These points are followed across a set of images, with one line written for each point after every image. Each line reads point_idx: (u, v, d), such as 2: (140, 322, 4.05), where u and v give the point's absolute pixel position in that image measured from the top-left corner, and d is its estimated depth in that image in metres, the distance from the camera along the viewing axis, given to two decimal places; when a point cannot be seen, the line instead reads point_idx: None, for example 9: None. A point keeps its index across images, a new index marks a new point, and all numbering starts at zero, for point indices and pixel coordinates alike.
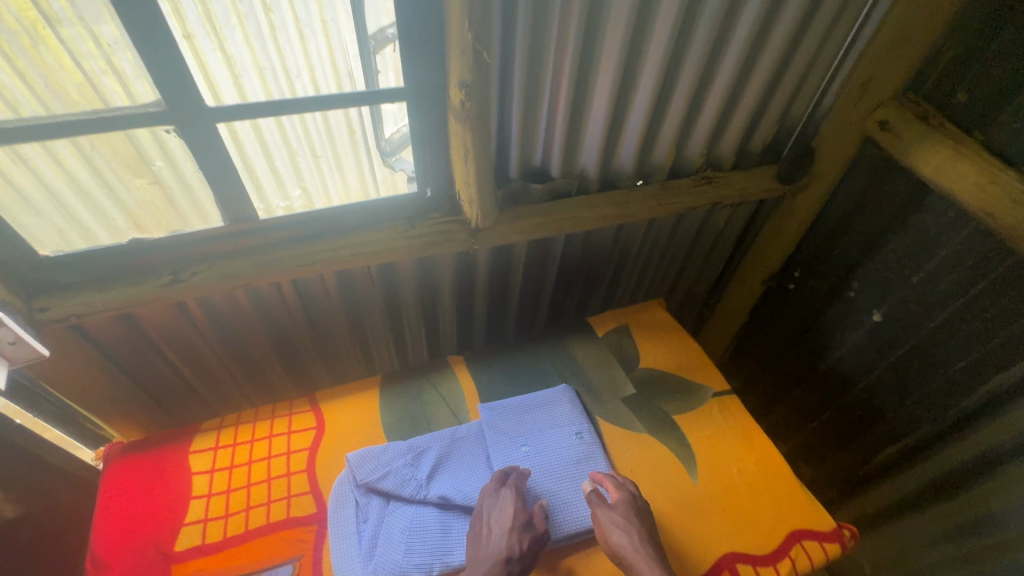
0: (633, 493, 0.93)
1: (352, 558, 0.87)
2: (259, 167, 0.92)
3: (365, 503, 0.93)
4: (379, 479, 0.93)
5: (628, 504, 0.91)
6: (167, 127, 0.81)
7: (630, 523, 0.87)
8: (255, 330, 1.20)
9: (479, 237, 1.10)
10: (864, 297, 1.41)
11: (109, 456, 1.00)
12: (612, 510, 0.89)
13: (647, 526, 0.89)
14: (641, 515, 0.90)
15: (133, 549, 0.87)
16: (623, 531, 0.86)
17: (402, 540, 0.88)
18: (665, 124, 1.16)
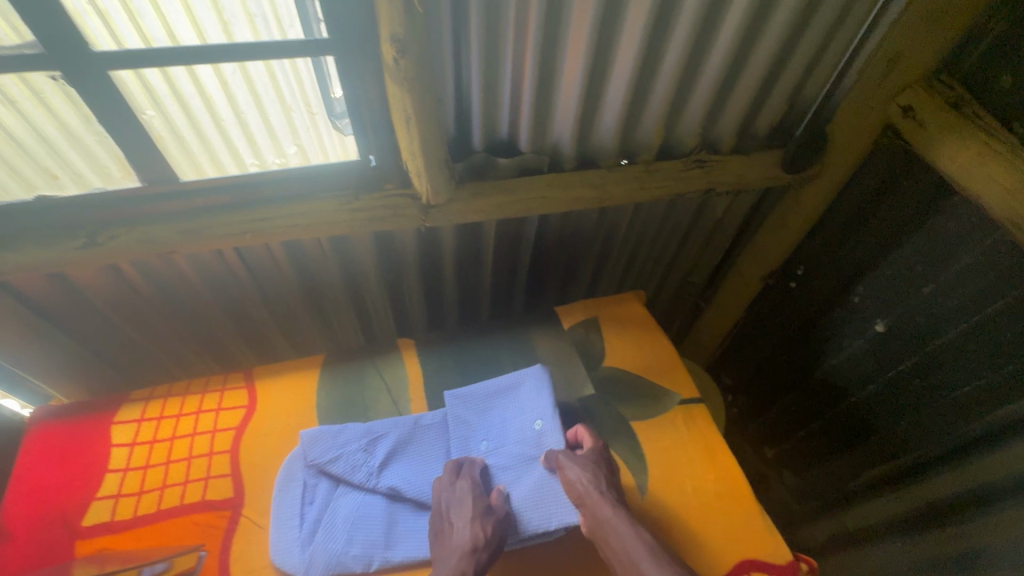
0: (592, 443, 0.87)
1: (290, 542, 0.83)
2: (184, 125, 0.83)
3: (313, 485, 0.89)
4: (329, 462, 0.88)
5: (590, 456, 0.85)
6: (53, 72, 0.73)
7: (587, 469, 0.82)
8: (204, 300, 1.13)
9: (431, 213, 1.00)
10: (868, 303, 1.27)
11: (34, 419, 0.96)
12: (568, 461, 0.83)
13: (608, 472, 0.83)
14: (601, 462, 0.84)
15: (41, 520, 0.84)
16: (581, 476, 0.81)
17: (345, 529, 0.83)
18: (651, 100, 1.03)
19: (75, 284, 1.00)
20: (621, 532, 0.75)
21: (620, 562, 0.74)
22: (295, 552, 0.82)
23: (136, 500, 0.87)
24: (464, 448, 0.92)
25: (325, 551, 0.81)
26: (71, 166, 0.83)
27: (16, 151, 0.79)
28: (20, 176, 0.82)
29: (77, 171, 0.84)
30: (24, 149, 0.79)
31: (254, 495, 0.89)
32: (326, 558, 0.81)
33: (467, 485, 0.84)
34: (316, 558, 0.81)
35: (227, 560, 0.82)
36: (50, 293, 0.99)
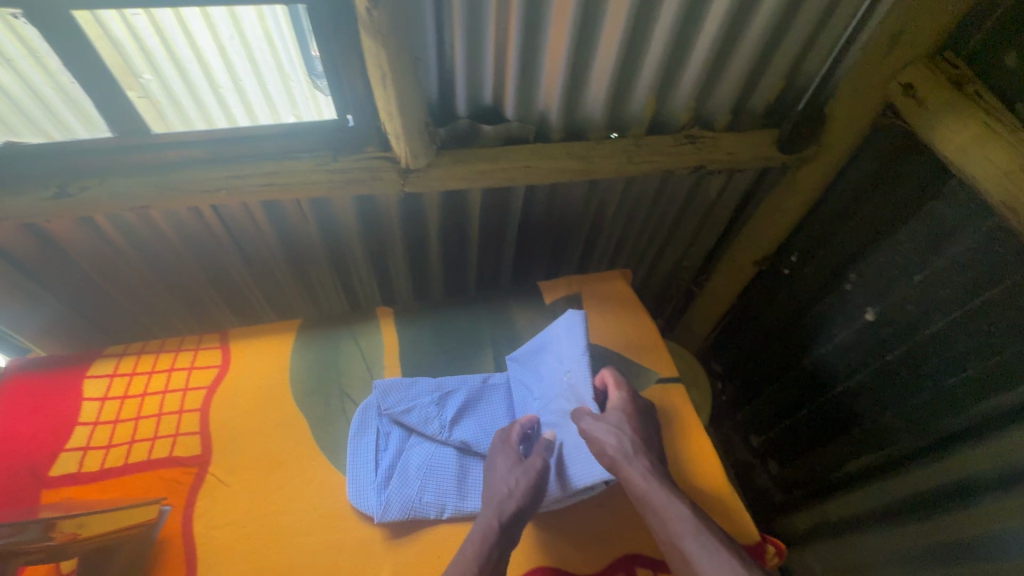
0: (620, 402, 0.88)
1: (366, 486, 0.85)
2: (150, 75, 0.80)
3: (386, 434, 0.91)
4: (403, 412, 0.91)
5: (622, 415, 0.85)
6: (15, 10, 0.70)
7: (619, 429, 0.82)
8: (183, 257, 1.13)
9: (410, 177, 0.99)
10: (860, 291, 1.25)
11: (8, 369, 0.97)
12: (600, 423, 0.83)
13: (639, 433, 0.84)
14: (632, 422, 0.85)
15: (9, 466, 0.85)
16: (614, 437, 0.81)
17: (418, 476, 0.85)
18: (642, 70, 0.99)
19: (49, 236, 1.00)
20: (655, 494, 0.75)
21: (657, 526, 0.73)
22: (371, 496, 0.84)
23: (104, 452, 0.87)
24: (524, 410, 0.95)
25: (400, 496, 0.83)
26: (61, 120, 0.84)
27: (12, 110, 0.80)
28: (8, 128, 0.82)
29: (67, 125, 0.85)
30: (23, 108, 0.80)
31: (222, 453, 0.88)
32: (402, 502, 0.82)
33: (509, 445, 0.87)
34: (392, 502, 0.83)
35: (189, 515, 0.82)
36: (25, 244, 0.99)
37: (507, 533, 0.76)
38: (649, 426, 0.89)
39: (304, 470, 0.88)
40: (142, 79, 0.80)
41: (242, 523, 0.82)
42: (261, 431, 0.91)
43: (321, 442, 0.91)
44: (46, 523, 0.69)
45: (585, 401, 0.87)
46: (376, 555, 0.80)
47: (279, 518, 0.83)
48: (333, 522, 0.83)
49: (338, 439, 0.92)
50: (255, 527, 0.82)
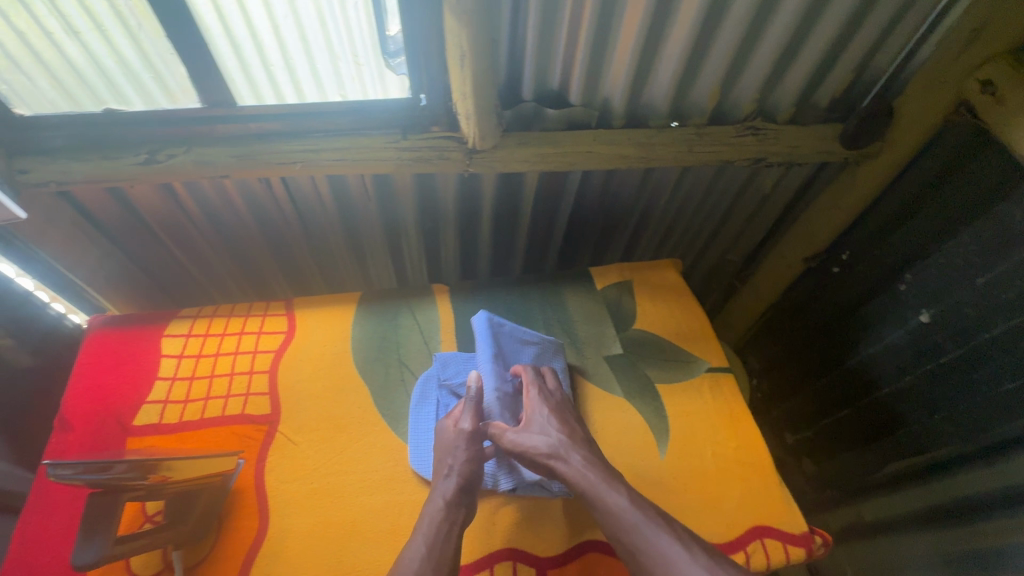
0: (538, 399, 0.87)
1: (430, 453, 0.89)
2: (231, 53, 0.84)
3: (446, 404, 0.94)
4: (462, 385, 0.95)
5: (546, 410, 0.86)
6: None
7: (544, 430, 0.83)
8: (249, 227, 1.18)
9: (475, 158, 1.01)
10: (914, 293, 1.23)
11: (93, 326, 1.03)
12: (523, 432, 0.83)
13: (565, 424, 0.84)
14: (556, 417, 0.85)
15: (98, 415, 0.91)
16: (542, 439, 0.82)
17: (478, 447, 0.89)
18: (710, 60, 0.99)
19: (130, 200, 1.05)
20: (592, 486, 0.76)
21: (603, 519, 0.74)
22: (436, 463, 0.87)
23: (182, 407, 0.93)
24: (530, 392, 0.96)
25: None
26: (116, 91, 0.87)
27: (75, 80, 0.84)
28: (70, 95, 0.86)
29: (121, 95, 0.88)
30: (84, 79, 0.84)
31: (290, 413, 0.93)
32: None
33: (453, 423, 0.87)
34: None
35: (262, 471, 0.87)
36: (109, 207, 1.05)
37: (455, 511, 0.77)
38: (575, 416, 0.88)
39: (366, 434, 0.92)
40: (224, 53, 0.84)
41: (310, 479, 0.87)
42: (327, 395, 0.96)
43: (381, 409, 0.95)
44: (141, 464, 0.69)
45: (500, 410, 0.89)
46: None
47: (343, 477, 0.87)
48: (395, 483, 0.87)
49: (398, 405, 0.95)
50: (322, 483, 0.86)
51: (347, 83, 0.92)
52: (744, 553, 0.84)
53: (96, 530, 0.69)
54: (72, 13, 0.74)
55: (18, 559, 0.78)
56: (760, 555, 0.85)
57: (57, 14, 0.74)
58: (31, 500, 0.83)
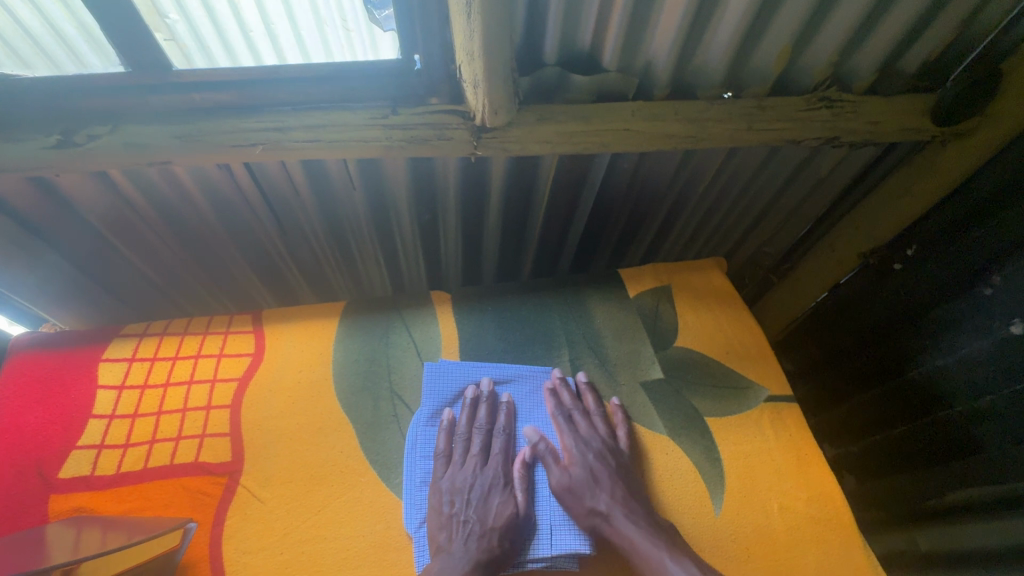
0: (579, 443, 0.75)
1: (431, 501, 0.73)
2: (178, 15, 0.68)
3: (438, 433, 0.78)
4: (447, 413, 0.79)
5: (584, 463, 0.73)
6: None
7: (591, 484, 0.71)
8: (210, 224, 0.98)
9: (485, 138, 0.81)
10: (1003, 299, 1.03)
11: (14, 347, 0.84)
12: (570, 480, 0.72)
13: (608, 478, 0.72)
14: (600, 469, 0.72)
15: (13, 467, 0.72)
16: (590, 499, 0.70)
17: None
18: (785, 13, 0.77)
19: (57, 191, 0.85)
20: (637, 552, 0.66)
21: None
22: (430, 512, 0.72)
23: (121, 453, 0.74)
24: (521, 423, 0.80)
25: None
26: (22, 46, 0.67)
27: None
28: None
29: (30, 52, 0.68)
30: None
31: (256, 461, 0.75)
32: None
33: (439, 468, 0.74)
34: None
35: (218, 539, 0.69)
36: (33, 201, 0.85)
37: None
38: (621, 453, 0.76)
39: (349, 488, 0.74)
40: (168, 20, 0.68)
41: (280, 549, 0.69)
42: (301, 436, 0.77)
43: (368, 454, 0.77)
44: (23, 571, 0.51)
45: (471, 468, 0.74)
46: None
47: (321, 545, 0.69)
48: (385, 555, 0.69)
49: (390, 449, 0.77)
50: (294, 555, 0.69)
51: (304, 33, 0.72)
52: None
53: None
54: None
55: None
56: None
57: None
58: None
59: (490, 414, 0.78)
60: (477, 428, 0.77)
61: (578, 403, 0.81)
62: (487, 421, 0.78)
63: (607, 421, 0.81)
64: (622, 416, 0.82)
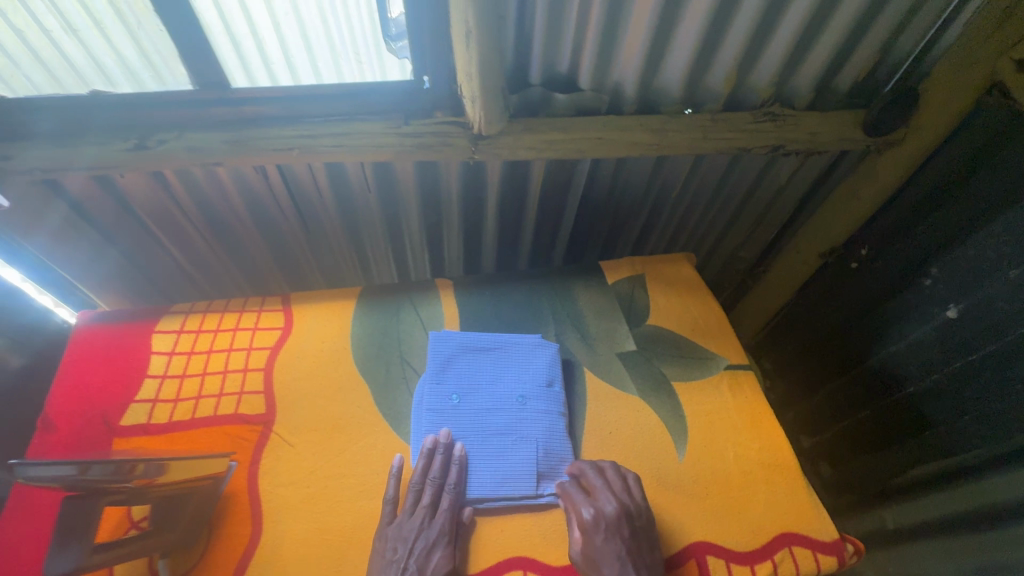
0: (590, 517, 0.74)
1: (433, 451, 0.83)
2: (230, 48, 0.83)
3: (439, 392, 0.88)
4: (446, 375, 0.90)
5: (599, 537, 0.72)
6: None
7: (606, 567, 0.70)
8: (240, 215, 1.14)
9: (482, 144, 0.97)
10: (940, 288, 1.17)
11: (80, 322, 0.98)
12: (584, 557, 0.73)
13: (620, 555, 0.71)
14: (613, 546, 0.71)
15: (82, 414, 0.86)
16: None
17: (474, 450, 0.83)
18: (726, 44, 0.95)
19: (116, 187, 1.01)
20: None
21: None
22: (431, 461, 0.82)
23: (172, 405, 0.88)
24: (511, 382, 0.90)
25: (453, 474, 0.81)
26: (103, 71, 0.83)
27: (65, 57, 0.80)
28: (61, 76, 0.82)
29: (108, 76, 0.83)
30: (67, 59, 0.80)
31: (286, 413, 0.88)
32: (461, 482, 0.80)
33: (389, 513, 0.77)
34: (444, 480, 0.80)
35: (255, 476, 0.82)
36: (98, 196, 1.01)
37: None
38: (640, 524, 0.75)
39: (365, 435, 0.86)
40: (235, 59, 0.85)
41: (306, 483, 0.81)
42: (324, 394, 0.90)
43: (380, 408, 0.90)
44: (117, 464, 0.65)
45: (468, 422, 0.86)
46: None
47: (342, 480, 0.82)
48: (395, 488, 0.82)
49: (400, 405, 0.90)
50: (319, 487, 0.81)
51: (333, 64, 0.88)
52: (771, 563, 0.79)
53: (77, 534, 0.64)
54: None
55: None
56: (789, 564, 0.79)
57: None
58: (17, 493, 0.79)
59: (447, 469, 0.80)
60: (430, 480, 0.79)
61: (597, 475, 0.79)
62: (443, 475, 0.80)
63: (624, 484, 0.79)
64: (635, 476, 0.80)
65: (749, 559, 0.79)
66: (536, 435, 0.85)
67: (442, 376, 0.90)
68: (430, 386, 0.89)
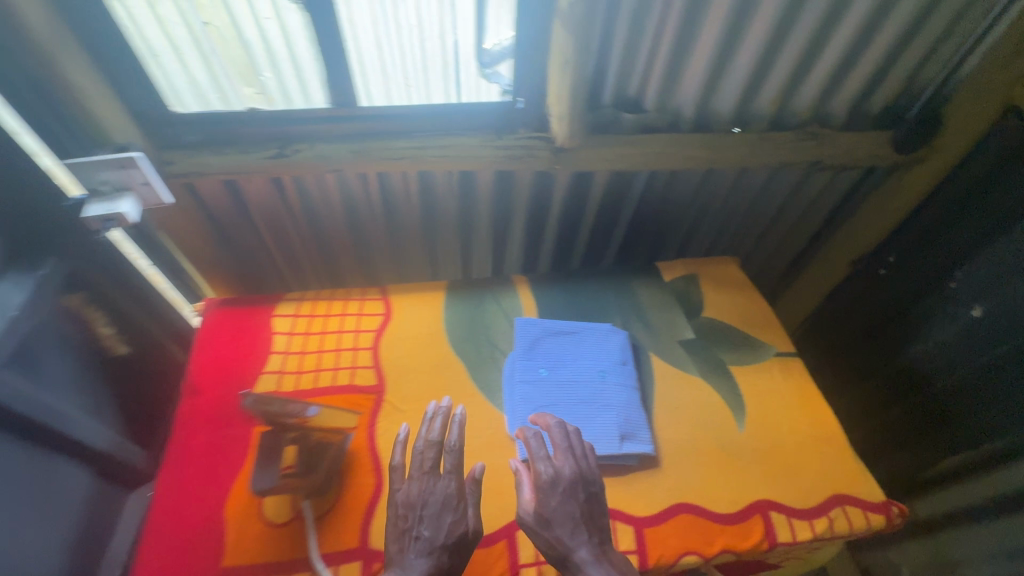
0: (545, 482, 0.78)
1: (525, 416, 0.96)
2: (363, 74, 0.99)
3: (527, 368, 1.02)
4: (532, 353, 1.04)
5: (556, 499, 0.76)
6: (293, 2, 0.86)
7: (561, 529, 0.74)
8: (336, 217, 1.29)
9: (562, 156, 1.12)
10: (965, 290, 1.28)
11: (208, 307, 1.13)
12: (536, 518, 0.77)
13: (580, 518, 0.75)
14: (568, 508, 0.76)
15: (222, 381, 1.00)
16: (573, 548, 0.73)
17: (561, 416, 0.96)
18: (774, 72, 1.10)
19: (239, 191, 1.16)
20: None
21: None
22: (524, 424, 0.95)
23: (297, 377, 1.01)
24: (588, 361, 1.03)
25: (544, 436, 0.93)
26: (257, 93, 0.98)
27: (227, 81, 0.95)
28: (223, 95, 0.98)
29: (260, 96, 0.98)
30: (226, 80, 0.95)
31: (394, 385, 1.01)
32: (551, 442, 0.92)
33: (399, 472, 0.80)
34: (537, 440, 0.92)
35: (374, 436, 0.94)
36: (223, 198, 1.16)
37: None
38: (590, 489, 0.79)
39: (465, 404, 0.99)
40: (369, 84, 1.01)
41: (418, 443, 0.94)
42: (425, 370, 1.04)
43: (476, 382, 1.03)
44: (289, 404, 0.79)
45: (554, 393, 0.99)
46: None
47: None
48: (496, 448, 0.94)
49: (492, 380, 1.03)
50: None
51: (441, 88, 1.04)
52: (827, 518, 0.90)
53: (271, 461, 0.82)
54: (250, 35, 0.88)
55: (166, 498, 0.87)
56: (843, 519, 0.91)
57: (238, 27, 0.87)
58: (176, 438, 0.93)
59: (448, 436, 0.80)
60: (431, 443, 0.80)
61: (563, 441, 0.82)
62: (434, 444, 0.79)
63: (574, 449, 0.82)
64: (580, 440, 0.84)
65: (808, 514, 0.90)
66: (613, 405, 0.97)
67: (529, 354, 1.03)
68: (520, 363, 1.02)
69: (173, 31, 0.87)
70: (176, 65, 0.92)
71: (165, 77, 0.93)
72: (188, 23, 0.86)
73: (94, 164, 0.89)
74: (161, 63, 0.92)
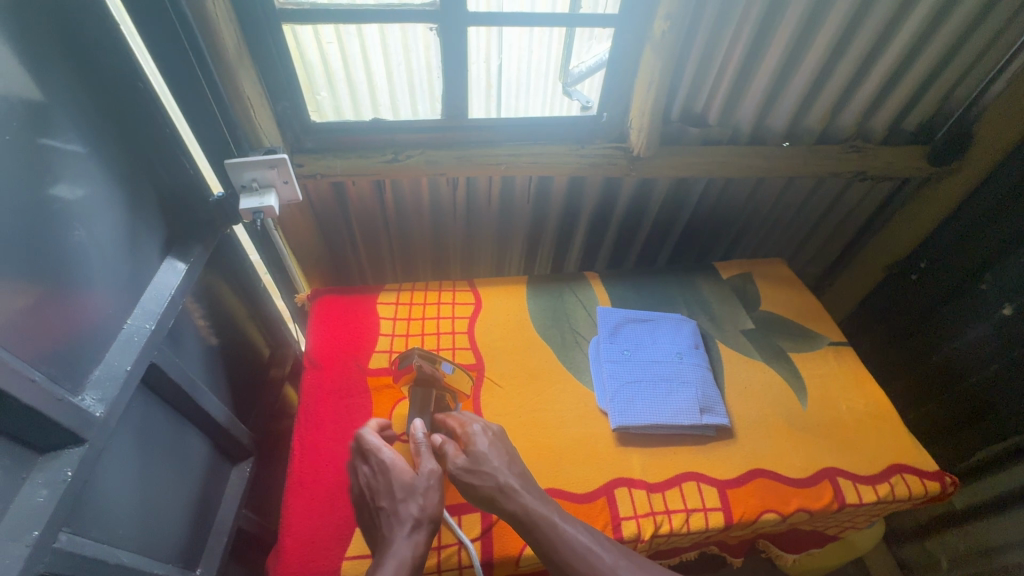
0: (476, 432, 0.93)
1: (612, 391, 1.07)
2: (474, 89, 1.16)
3: (611, 350, 1.14)
4: (614, 338, 1.16)
5: (485, 440, 0.91)
6: (432, 25, 1.04)
7: (490, 463, 0.88)
8: (423, 219, 1.42)
9: (637, 164, 1.26)
10: (996, 290, 1.39)
11: (315, 295, 1.25)
12: (468, 461, 0.88)
13: (507, 456, 0.90)
14: (494, 445, 0.91)
15: (339, 358, 1.12)
16: (503, 478, 0.86)
17: (645, 391, 1.07)
18: (824, 94, 1.24)
19: (344, 193, 1.30)
20: (556, 525, 0.80)
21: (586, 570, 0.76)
22: (612, 397, 1.06)
23: None
24: (664, 345, 1.16)
25: (631, 407, 1.04)
26: (380, 104, 1.15)
27: (359, 96, 1.13)
28: (357, 108, 1.15)
29: (382, 108, 1.16)
30: (357, 93, 1.12)
31: (492, 364, 1.13)
32: (639, 412, 1.04)
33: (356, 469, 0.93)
34: (626, 411, 1.04)
35: (479, 406, 1.06)
36: (330, 199, 1.30)
37: (405, 543, 0.80)
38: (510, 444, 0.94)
39: (557, 381, 1.11)
40: (476, 97, 1.18)
41: (519, 413, 1.05)
42: (518, 351, 1.16)
43: (564, 363, 1.14)
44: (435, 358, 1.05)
45: (636, 371, 1.11)
46: (630, 443, 1.02)
47: (546, 411, 1.06)
48: (590, 420, 1.05)
49: (578, 361, 1.15)
50: (530, 416, 1.05)
51: (534, 102, 1.20)
52: (889, 483, 1.01)
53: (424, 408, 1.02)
54: (388, 56, 1.07)
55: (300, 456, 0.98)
56: (903, 486, 1.02)
57: (380, 47, 1.05)
58: (305, 405, 1.05)
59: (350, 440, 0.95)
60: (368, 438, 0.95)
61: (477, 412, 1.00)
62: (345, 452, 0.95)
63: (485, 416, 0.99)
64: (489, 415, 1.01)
65: (871, 480, 1.01)
66: (691, 383, 1.09)
67: (611, 339, 1.16)
68: (604, 346, 1.15)
69: (328, 46, 1.05)
70: (323, 80, 1.10)
71: (312, 93, 1.12)
72: (343, 48, 1.05)
73: (250, 163, 1.04)
74: (312, 82, 1.10)
